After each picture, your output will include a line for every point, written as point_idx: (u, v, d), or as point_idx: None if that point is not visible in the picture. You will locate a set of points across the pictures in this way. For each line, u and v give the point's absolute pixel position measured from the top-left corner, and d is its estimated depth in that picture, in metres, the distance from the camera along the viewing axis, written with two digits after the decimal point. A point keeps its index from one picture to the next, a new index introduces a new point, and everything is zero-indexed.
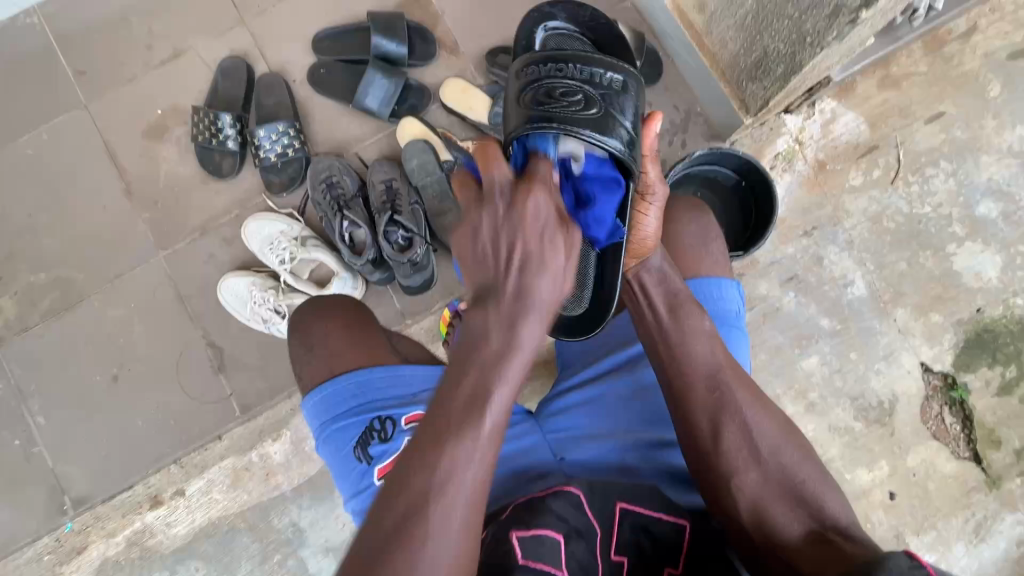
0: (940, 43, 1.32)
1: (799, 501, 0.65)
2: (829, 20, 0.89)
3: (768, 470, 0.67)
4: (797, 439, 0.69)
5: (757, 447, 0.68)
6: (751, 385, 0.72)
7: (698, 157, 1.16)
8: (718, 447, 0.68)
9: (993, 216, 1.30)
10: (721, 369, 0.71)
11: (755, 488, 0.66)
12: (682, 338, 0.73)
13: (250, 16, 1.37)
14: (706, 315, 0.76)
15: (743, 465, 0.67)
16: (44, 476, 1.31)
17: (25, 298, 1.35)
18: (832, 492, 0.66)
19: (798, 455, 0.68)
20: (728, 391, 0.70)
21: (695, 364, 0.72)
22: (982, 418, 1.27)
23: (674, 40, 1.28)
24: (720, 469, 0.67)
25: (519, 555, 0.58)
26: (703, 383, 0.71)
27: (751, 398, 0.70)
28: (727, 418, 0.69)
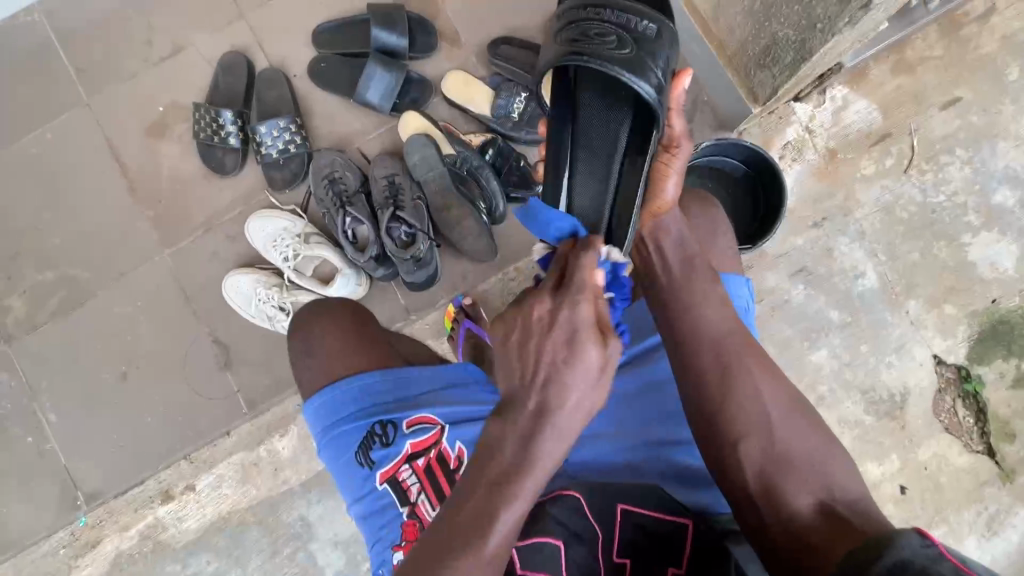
0: (956, 26, 1.28)
1: (807, 474, 0.62)
2: (839, 6, 0.86)
3: (776, 443, 0.64)
4: (805, 409, 0.67)
5: (765, 413, 0.66)
6: (760, 353, 0.71)
7: (704, 148, 1.14)
8: (725, 417, 0.66)
9: (1010, 205, 1.27)
10: (728, 337, 0.70)
11: (761, 461, 0.63)
12: (688, 305, 0.73)
13: (250, 9, 1.36)
14: (716, 284, 0.76)
15: (752, 435, 0.65)
16: (58, 472, 1.33)
17: (34, 297, 1.36)
18: (841, 468, 0.63)
19: (807, 425, 0.66)
20: (736, 361, 0.69)
21: (703, 330, 0.71)
22: (996, 410, 1.25)
23: (681, 28, 1.25)
24: (727, 431, 0.66)
25: (518, 564, 0.58)
26: (710, 350, 0.70)
27: (760, 365, 0.69)
28: (735, 382, 0.67)
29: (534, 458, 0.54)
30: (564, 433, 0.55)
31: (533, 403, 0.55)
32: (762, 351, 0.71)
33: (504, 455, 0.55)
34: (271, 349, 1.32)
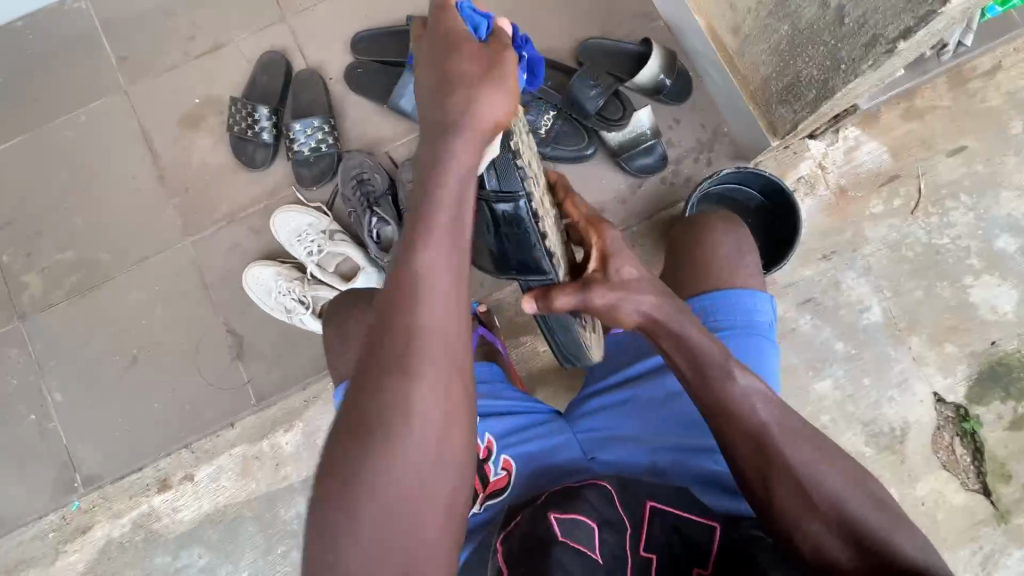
0: (964, 79, 1.35)
1: (868, 549, 0.58)
2: (865, 49, 0.91)
3: (833, 522, 0.59)
4: (867, 486, 0.62)
5: (811, 495, 0.61)
6: (804, 430, 0.65)
7: (725, 175, 1.18)
8: (771, 499, 0.62)
9: (1011, 251, 1.32)
10: (767, 427, 0.64)
11: (814, 539, 0.59)
12: (720, 404, 0.66)
13: (292, 13, 1.40)
14: (742, 373, 0.67)
15: (802, 517, 0.61)
16: (57, 452, 1.31)
17: (51, 275, 1.37)
18: (906, 533, 0.60)
19: (862, 497, 0.61)
20: (778, 451, 0.63)
21: (736, 423, 0.65)
22: (993, 451, 1.27)
23: (706, 61, 1.30)
24: (775, 519, 0.62)
25: (557, 532, 0.61)
26: (750, 446, 0.64)
27: (803, 446, 0.64)
28: (775, 472, 0.63)
29: (440, 180, 0.60)
30: (466, 171, 0.60)
31: (432, 151, 0.60)
32: (813, 430, 0.66)
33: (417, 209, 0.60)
34: (283, 343, 1.32)
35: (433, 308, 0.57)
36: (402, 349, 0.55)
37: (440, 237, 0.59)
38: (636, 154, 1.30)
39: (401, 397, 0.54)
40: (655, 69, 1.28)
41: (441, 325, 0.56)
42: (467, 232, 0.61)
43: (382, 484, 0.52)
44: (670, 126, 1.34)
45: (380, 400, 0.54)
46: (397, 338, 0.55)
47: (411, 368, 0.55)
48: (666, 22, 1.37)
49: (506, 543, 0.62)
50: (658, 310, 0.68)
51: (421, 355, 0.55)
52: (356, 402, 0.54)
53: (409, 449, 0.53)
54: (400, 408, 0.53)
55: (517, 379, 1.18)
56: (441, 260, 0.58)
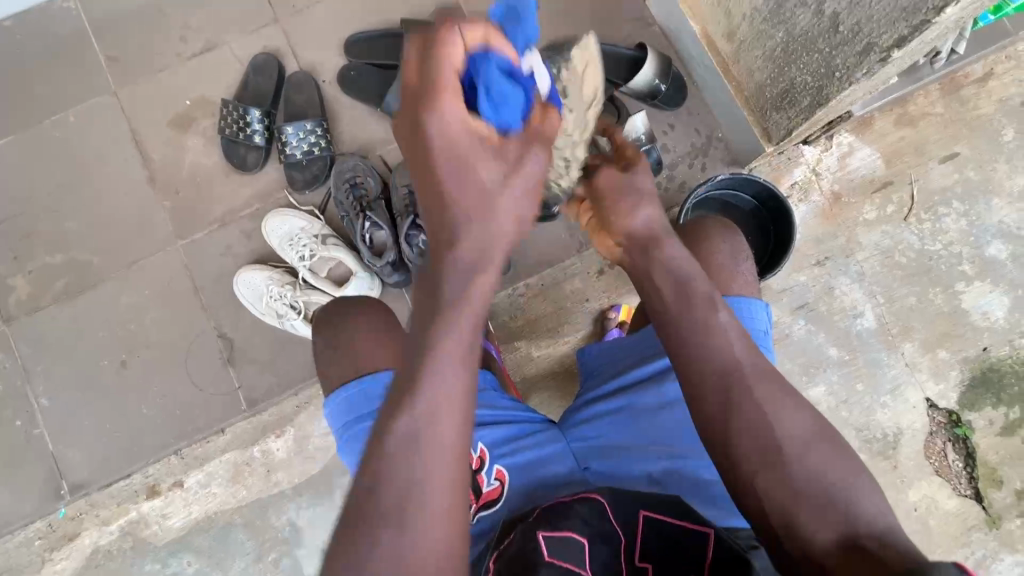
0: (957, 86, 1.36)
1: (828, 503, 0.59)
2: (859, 57, 0.92)
3: (793, 471, 0.61)
4: (833, 439, 0.64)
5: (776, 447, 0.62)
6: (773, 377, 0.67)
7: (720, 181, 1.18)
8: (734, 449, 0.64)
9: (1002, 258, 1.33)
10: (738, 362, 0.66)
11: (775, 484, 0.61)
12: (697, 331, 0.69)
13: (285, 14, 1.39)
14: (721, 309, 0.70)
15: (763, 462, 0.62)
16: (44, 458, 1.29)
17: (39, 278, 1.35)
18: (870, 494, 0.61)
19: (828, 453, 0.62)
20: (745, 392, 0.65)
21: (710, 353, 0.67)
22: (985, 456, 1.28)
23: (701, 66, 1.30)
24: (738, 470, 0.63)
25: (545, 552, 0.60)
26: (716, 377, 0.66)
27: (773, 394, 0.65)
28: (740, 416, 0.64)
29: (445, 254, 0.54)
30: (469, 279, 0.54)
31: (436, 262, 0.54)
32: (784, 380, 0.67)
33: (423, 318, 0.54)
34: (275, 348, 1.31)
35: (434, 455, 0.52)
36: (401, 493, 0.51)
37: (453, 350, 0.54)
38: None
39: (392, 505, 0.51)
40: (651, 73, 1.28)
41: (447, 440, 0.52)
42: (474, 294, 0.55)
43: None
44: (665, 131, 1.34)
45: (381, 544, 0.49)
46: (394, 468, 0.52)
47: (411, 507, 0.50)
48: (661, 26, 1.37)
49: (497, 562, 0.62)
50: (653, 233, 0.78)
51: (424, 490, 0.51)
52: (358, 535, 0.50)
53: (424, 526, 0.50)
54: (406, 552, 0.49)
55: (511, 384, 1.17)
56: (451, 375, 0.53)
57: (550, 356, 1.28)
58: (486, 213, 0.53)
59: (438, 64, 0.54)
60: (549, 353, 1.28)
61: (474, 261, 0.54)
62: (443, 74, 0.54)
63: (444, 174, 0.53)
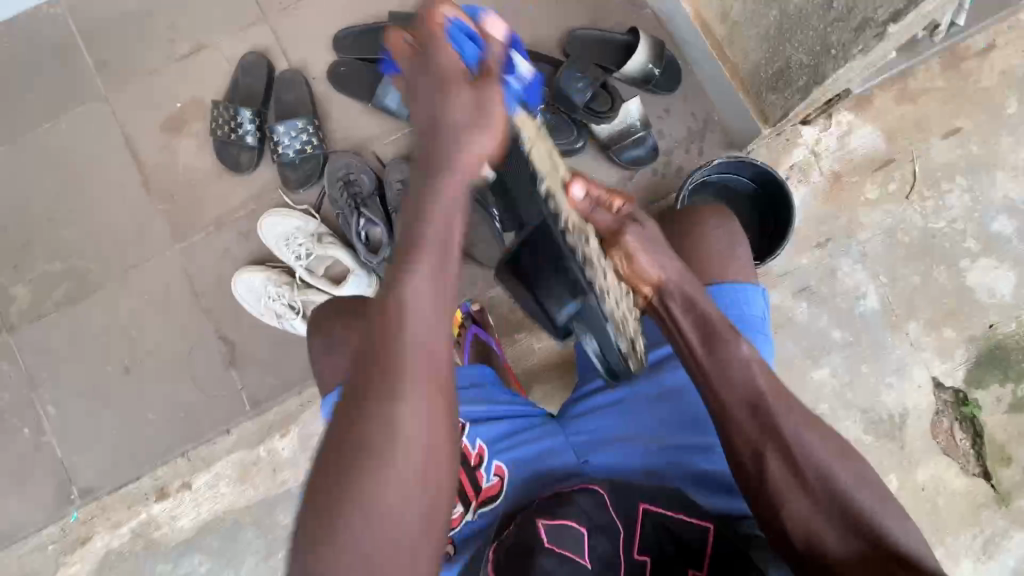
0: (958, 60, 1.33)
1: (857, 526, 0.59)
2: (855, 33, 0.90)
3: (820, 496, 0.61)
4: (857, 465, 0.63)
5: (804, 474, 0.62)
6: (796, 406, 0.66)
7: (717, 165, 1.17)
8: (763, 475, 0.63)
9: (1007, 233, 1.31)
10: (762, 392, 0.66)
11: (804, 512, 0.60)
12: (717, 365, 0.68)
13: (273, 12, 1.38)
14: (743, 339, 0.69)
15: (792, 491, 0.61)
16: (53, 464, 1.31)
17: (40, 287, 1.35)
18: (895, 517, 0.60)
19: (855, 476, 0.62)
20: (772, 419, 0.64)
21: (733, 387, 0.67)
22: (993, 435, 1.27)
23: (695, 49, 1.28)
24: (767, 496, 0.62)
25: (544, 538, 0.60)
26: (742, 406, 0.65)
27: (798, 423, 0.64)
28: (770, 445, 0.63)
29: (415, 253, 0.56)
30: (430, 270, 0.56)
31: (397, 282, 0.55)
32: (803, 405, 0.67)
33: (408, 234, 0.57)
34: (276, 348, 1.31)
35: (417, 324, 0.54)
36: (375, 410, 0.51)
37: (428, 264, 0.56)
38: (626, 145, 1.28)
39: (364, 421, 0.51)
40: (644, 58, 1.25)
41: (416, 437, 0.51)
42: (449, 280, 0.57)
43: (371, 511, 0.49)
44: (661, 116, 1.32)
45: (352, 439, 0.51)
46: (377, 357, 0.53)
47: (399, 390, 0.52)
48: (654, 10, 1.34)
49: (494, 552, 0.61)
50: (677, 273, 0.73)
51: (398, 403, 0.52)
52: (336, 435, 0.52)
53: (386, 501, 0.50)
54: (386, 441, 0.51)
55: (512, 377, 1.17)
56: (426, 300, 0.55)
57: (550, 348, 1.28)
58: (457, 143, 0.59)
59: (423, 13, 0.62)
60: (549, 345, 1.28)
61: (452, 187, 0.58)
62: (428, 30, 0.61)
63: (432, 110, 0.60)
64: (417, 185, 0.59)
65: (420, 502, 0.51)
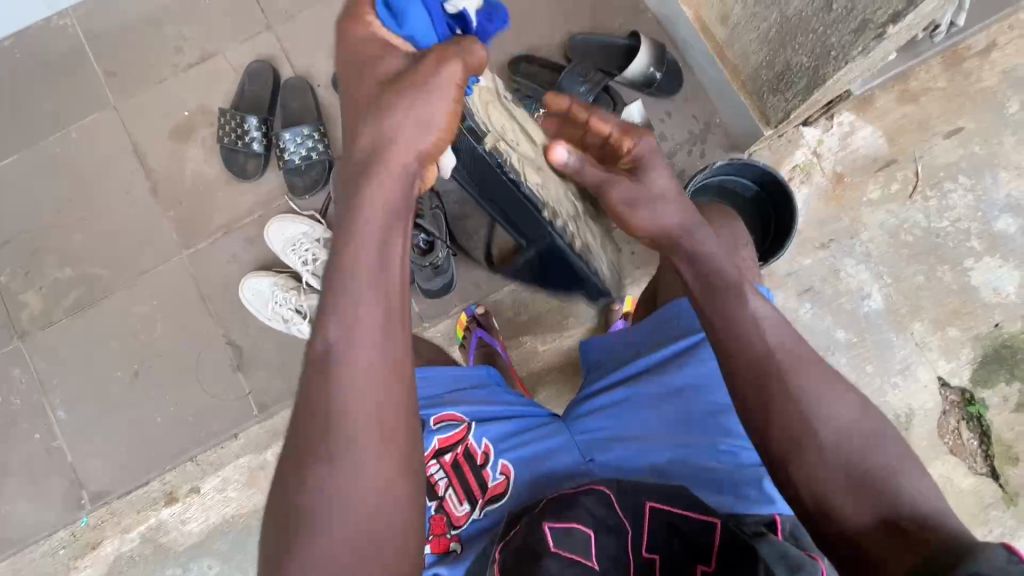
0: (959, 60, 1.33)
1: (870, 490, 0.57)
2: (855, 35, 0.90)
3: (830, 458, 0.59)
4: (875, 426, 0.62)
5: (813, 433, 0.61)
6: (807, 364, 0.65)
7: (719, 167, 1.17)
8: (771, 436, 0.62)
9: (1011, 232, 1.31)
10: (772, 353, 0.65)
11: (813, 471, 0.59)
12: (724, 322, 0.69)
13: (278, 21, 1.40)
14: (755, 300, 0.70)
15: (803, 453, 0.60)
16: (64, 469, 1.32)
17: (50, 293, 1.37)
18: (911, 477, 0.59)
19: (867, 437, 0.61)
20: (780, 378, 0.63)
21: (742, 345, 0.67)
22: (1000, 434, 1.26)
23: (696, 51, 1.29)
24: (776, 457, 0.61)
25: (551, 543, 0.60)
26: (750, 366, 0.65)
27: (808, 381, 0.63)
28: (777, 403, 0.62)
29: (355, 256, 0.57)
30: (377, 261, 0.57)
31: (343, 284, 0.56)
32: (814, 363, 0.66)
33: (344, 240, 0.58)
34: (283, 352, 1.33)
35: (371, 317, 0.55)
36: (340, 357, 0.54)
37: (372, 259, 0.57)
38: None
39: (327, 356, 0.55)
40: (645, 61, 1.27)
41: (380, 419, 0.54)
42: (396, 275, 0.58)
43: (347, 496, 0.52)
44: (662, 119, 1.33)
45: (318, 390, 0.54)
46: (336, 361, 0.55)
47: (353, 388, 0.54)
48: (655, 13, 1.35)
49: (502, 555, 0.62)
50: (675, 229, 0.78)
51: (359, 355, 0.54)
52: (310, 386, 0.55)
53: (359, 484, 0.52)
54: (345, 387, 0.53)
55: (516, 378, 1.19)
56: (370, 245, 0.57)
57: (555, 350, 1.28)
58: (398, 127, 0.59)
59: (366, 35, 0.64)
60: (553, 347, 1.28)
61: (405, 170, 0.60)
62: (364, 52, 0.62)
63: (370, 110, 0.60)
64: (359, 165, 0.60)
65: (389, 491, 0.53)
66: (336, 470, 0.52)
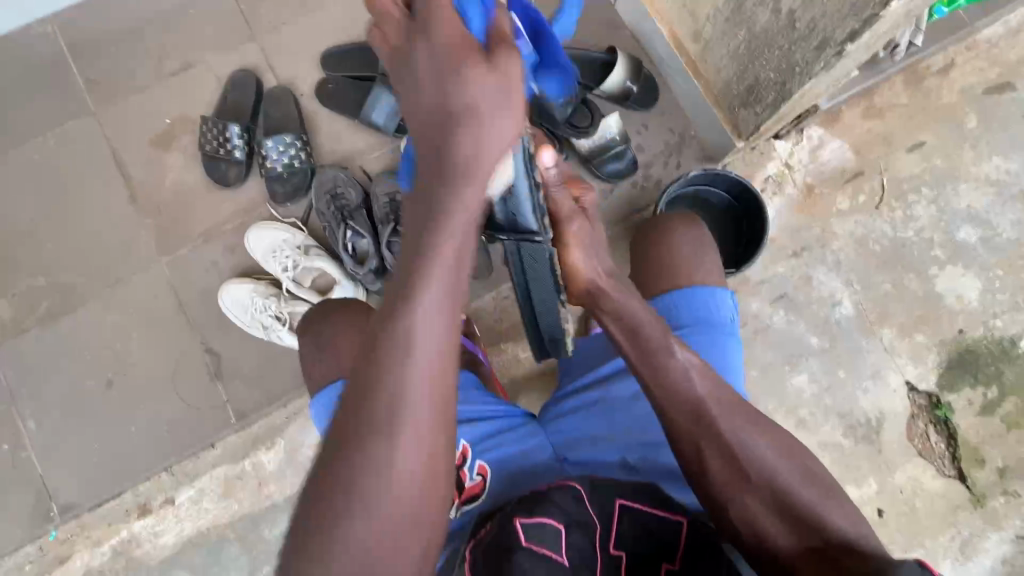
0: (920, 77, 1.40)
1: (799, 517, 0.62)
2: (816, 52, 0.95)
3: (766, 495, 0.64)
4: (802, 460, 0.67)
5: (745, 468, 0.65)
6: (741, 406, 0.69)
7: (693, 177, 1.20)
8: (704, 469, 0.66)
9: (972, 242, 1.36)
10: (705, 401, 0.68)
11: (746, 507, 0.64)
12: (653, 372, 0.71)
13: (262, 32, 1.41)
14: (677, 349, 0.71)
15: (740, 488, 0.65)
16: (32, 481, 1.29)
17: (23, 301, 1.35)
18: (838, 507, 0.64)
19: (798, 474, 0.65)
20: (713, 419, 0.67)
21: (675, 395, 0.69)
22: (966, 437, 1.30)
23: (671, 67, 1.34)
24: (712, 493, 0.66)
25: (520, 538, 0.59)
26: (687, 416, 0.68)
27: (743, 422, 0.67)
28: (708, 443, 0.66)
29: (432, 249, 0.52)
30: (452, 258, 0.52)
31: (420, 252, 0.52)
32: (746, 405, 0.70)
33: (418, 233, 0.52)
34: (262, 360, 1.32)
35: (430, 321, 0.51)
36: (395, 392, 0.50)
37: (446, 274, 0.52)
38: (607, 159, 1.32)
39: (388, 395, 0.50)
40: (622, 75, 1.31)
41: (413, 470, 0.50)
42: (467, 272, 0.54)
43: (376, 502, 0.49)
44: (639, 131, 1.37)
45: (375, 385, 0.50)
46: (375, 368, 0.51)
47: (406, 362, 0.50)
48: (631, 30, 1.40)
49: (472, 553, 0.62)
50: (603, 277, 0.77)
51: (409, 398, 0.51)
52: (359, 373, 0.52)
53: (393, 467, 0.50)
54: (397, 445, 0.50)
55: (498, 386, 1.21)
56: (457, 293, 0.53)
57: (536, 357, 1.30)
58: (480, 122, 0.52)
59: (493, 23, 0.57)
60: (534, 354, 1.30)
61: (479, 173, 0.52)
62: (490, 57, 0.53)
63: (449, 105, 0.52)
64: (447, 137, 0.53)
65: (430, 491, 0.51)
66: (367, 457, 0.49)
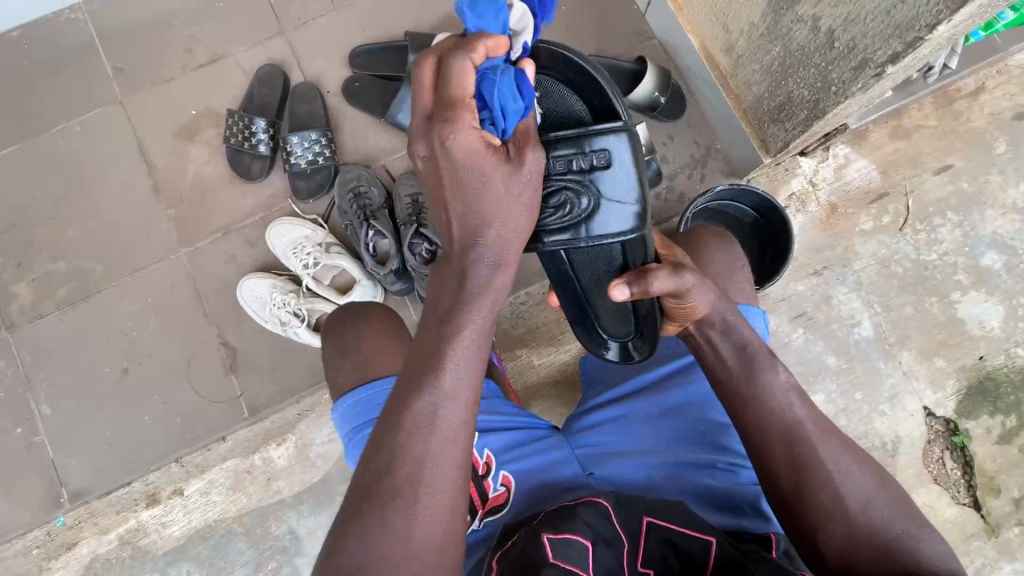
0: (950, 99, 1.38)
1: (887, 551, 0.63)
2: (855, 72, 0.94)
3: (857, 527, 0.64)
4: (891, 492, 0.67)
5: (844, 501, 0.65)
6: (832, 428, 0.69)
7: (720, 191, 1.19)
8: (801, 504, 0.66)
9: (997, 268, 1.35)
10: (802, 423, 0.68)
11: (842, 543, 0.63)
12: (753, 392, 0.70)
13: (290, 27, 1.41)
14: (781, 367, 0.71)
15: (832, 518, 0.64)
16: (44, 466, 1.29)
17: (42, 285, 1.35)
18: (928, 537, 0.64)
19: (893, 505, 0.66)
20: (812, 448, 0.67)
21: (772, 417, 0.69)
22: (983, 465, 1.29)
23: (699, 79, 1.33)
24: (805, 524, 0.65)
25: (547, 553, 0.60)
26: (780, 436, 0.68)
27: (837, 445, 0.68)
28: (810, 473, 0.66)
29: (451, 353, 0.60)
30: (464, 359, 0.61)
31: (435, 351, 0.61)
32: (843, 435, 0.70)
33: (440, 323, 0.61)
34: (277, 355, 1.32)
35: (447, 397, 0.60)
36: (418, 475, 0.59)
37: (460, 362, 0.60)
38: None
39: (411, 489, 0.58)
40: (650, 87, 1.30)
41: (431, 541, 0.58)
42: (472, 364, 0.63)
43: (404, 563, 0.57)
44: (664, 143, 1.37)
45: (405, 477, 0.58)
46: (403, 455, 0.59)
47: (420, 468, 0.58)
48: (660, 41, 1.40)
49: (499, 561, 0.62)
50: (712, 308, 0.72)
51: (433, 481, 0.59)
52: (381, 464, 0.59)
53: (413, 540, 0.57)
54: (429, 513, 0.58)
55: (513, 393, 1.20)
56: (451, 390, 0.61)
57: (551, 365, 1.29)
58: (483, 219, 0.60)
59: (456, 65, 0.57)
60: (550, 361, 1.29)
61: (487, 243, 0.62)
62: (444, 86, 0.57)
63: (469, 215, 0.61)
64: (455, 238, 0.61)
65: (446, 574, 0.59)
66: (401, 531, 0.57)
